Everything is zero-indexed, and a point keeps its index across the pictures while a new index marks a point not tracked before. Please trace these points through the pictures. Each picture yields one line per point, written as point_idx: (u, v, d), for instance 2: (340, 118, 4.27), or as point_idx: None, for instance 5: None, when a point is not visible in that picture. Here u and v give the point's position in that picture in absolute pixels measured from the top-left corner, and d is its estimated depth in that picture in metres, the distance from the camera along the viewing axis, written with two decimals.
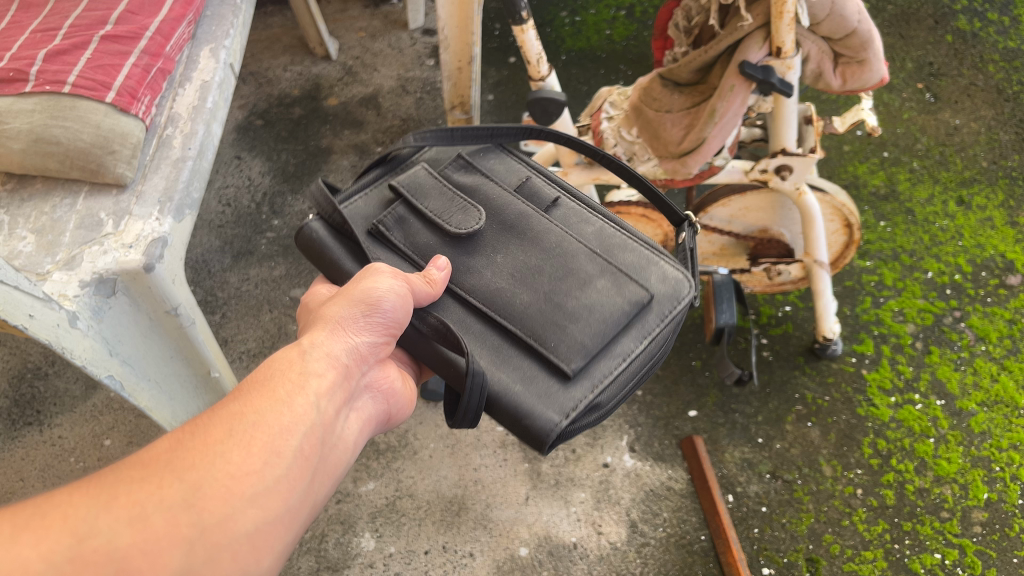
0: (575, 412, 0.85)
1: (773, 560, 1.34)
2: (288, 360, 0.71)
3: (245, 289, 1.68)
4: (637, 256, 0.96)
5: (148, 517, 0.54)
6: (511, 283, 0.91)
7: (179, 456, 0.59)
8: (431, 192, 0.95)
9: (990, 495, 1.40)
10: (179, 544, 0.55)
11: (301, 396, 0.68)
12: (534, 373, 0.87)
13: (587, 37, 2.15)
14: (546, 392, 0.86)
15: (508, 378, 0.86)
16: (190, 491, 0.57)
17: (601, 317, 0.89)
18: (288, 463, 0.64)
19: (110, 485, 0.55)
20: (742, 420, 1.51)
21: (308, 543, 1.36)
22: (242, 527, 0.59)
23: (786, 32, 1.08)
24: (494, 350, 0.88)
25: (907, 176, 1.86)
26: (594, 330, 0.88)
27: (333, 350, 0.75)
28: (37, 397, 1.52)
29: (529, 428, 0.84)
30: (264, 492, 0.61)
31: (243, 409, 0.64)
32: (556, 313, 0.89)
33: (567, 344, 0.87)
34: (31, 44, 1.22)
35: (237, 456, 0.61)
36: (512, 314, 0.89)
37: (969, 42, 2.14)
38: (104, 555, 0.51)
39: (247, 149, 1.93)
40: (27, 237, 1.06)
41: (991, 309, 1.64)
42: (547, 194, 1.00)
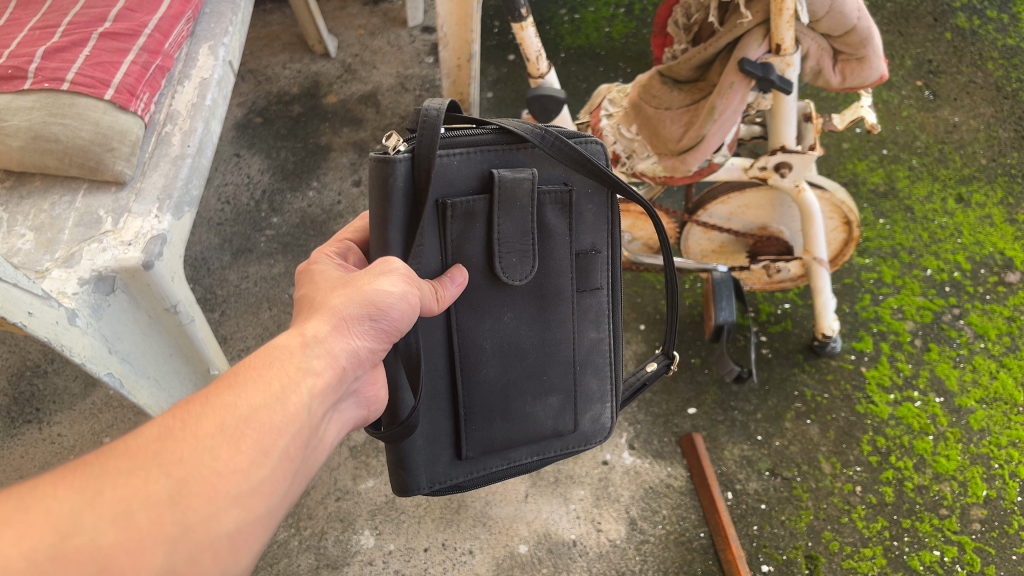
0: (437, 487, 0.93)
1: (773, 557, 1.34)
2: (286, 350, 0.68)
3: (244, 287, 1.68)
4: (598, 385, 0.98)
5: (132, 514, 0.52)
6: (494, 355, 0.88)
7: (167, 449, 0.57)
8: (513, 218, 0.82)
9: (989, 492, 1.40)
10: (161, 544, 0.52)
11: (295, 394, 0.65)
12: (441, 437, 0.91)
13: (586, 34, 2.15)
14: (435, 458, 0.92)
15: (418, 429, 0.89)
16: (176, 487, 0.55)
17: (523, 431, 0.93)
18: (275, 463, 0.62)
19: (93, 479, 0.53)
20: (742, 417, 1.51)
21: (308, 540, 1.36)
22: (225, 528, 0.56)
23: (786, 29, 1.08)
24: (432, 394, 0.88)
25: (907, 174, 1.86)
26: (508, 438, 0.93)
27: (334, 349, 0.71)
28: (37, 394, 1.52)
29: (400, 477, 0.91)
30: (249, 492, 0.59)
31: (235, 402, 0.62)
32: (501, 407, 0.91)
33: (480, 438, 0.92)
34: (29, 41, 1.22)
35: (225, 454, 0.58)
36: (474, 383, 0.88)
37: (968, 39, 2.14)
38: (86, 554, 0.50)
39: (246, 146, 1.93)
40: (26, 234, 1.06)
41: (990, 306, 1.64)
42: (598, 280, 0.92)
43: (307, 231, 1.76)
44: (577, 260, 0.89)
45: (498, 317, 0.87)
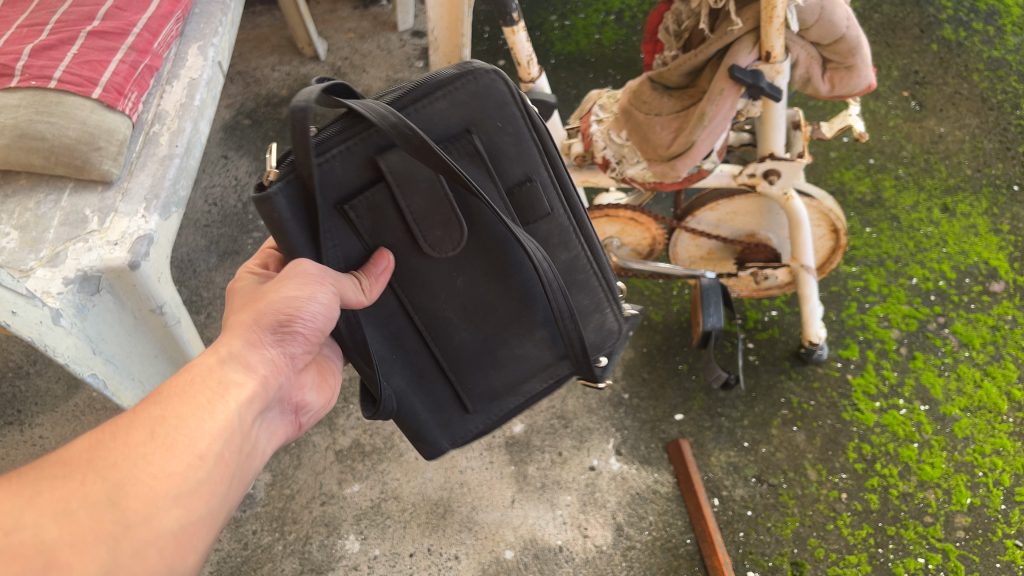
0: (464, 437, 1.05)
1: (758, 563, 1.34)
2: (204, 366, 0.70)
3: (230, 289, 1.67)
4: (590, 298, 0.98)
5: (73, 512, 0.54)
6: (460, 316, 0.90)
7: (101, 455, 0.58)
8: (421, 197, 0.78)
9: (973, 500, 1.41)
10: (104, 540, 0.54)
11: (221, 404, 0.68)
12: (444, 403, 1.00)
13: (576, 40, 2.15)
14: (447, 420, 1.02)
15: (418, 407, 0.99)
16: (114, 489, 0.57)
17: (513, 375, 1.00)
18: (212, 466, 0.64)
19: (31, 482, 0.55)
20: (728, 423, 1.51)
21: (293, 545, 1.35)
22: (167, 526, 0.58)
23: (775, 37, 1.09)
24: (417, 374, 0.95)
25: (893, 183, 1.88)
26: (507, 376, 0.99)
27: (250, 361, 0.73)
28: (18, 396, 1.50)
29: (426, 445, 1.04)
30: (188, 493, 0.61)
31: (164, 413, 0.64)
32: (489, 355, 0.96)
33: (479, 389, 0.99)
34: (16, 39, 1.21)
35: (160, 458, 0.60)
36: (449, 351, 0.94)
37: (954, 51, 2.16)
38: (32, 548, 0.51)
39: (234, 148, 1.92)
40: (9, 233, 1.05)
41: (974, 315, 1.65)
42: (545, 205, 0.87)
43: None
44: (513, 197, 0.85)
45: (448, 278, 0.87)
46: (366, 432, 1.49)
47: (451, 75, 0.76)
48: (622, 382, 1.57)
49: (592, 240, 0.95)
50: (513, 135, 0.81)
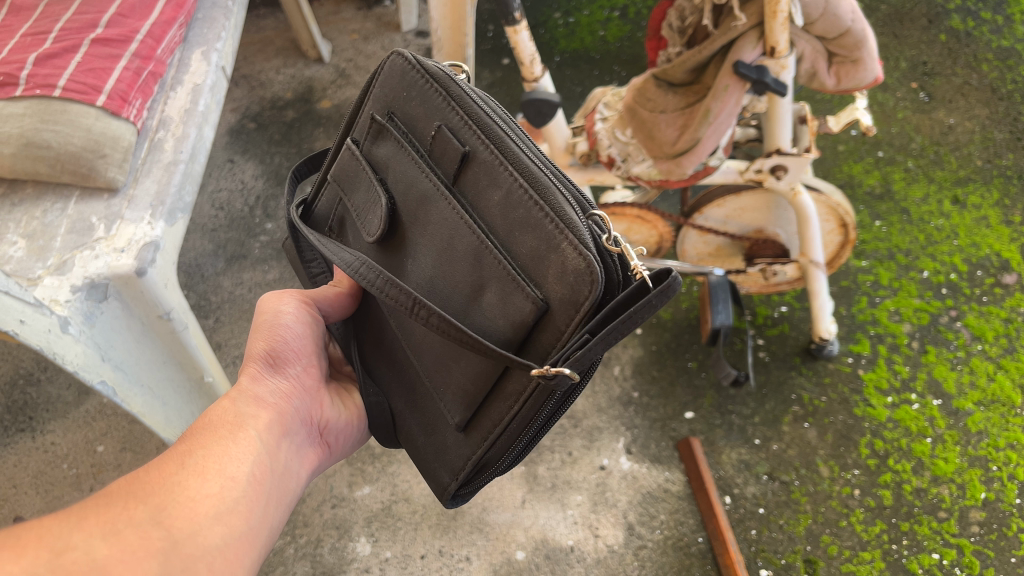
0: (461, 473, 0.82)
1: (771, 561, 1.33)
2: (220, 408, 0.77)
3: (238, 293, 1.67)
4: (539, 238, 0.69)
5: (120, 531, 0.58)
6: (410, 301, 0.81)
7: (139, 485, 0.63)
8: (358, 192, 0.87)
9: (987, 495, 1.40)
10: (155, 554, 0.58)
11: (241, 434, 0.74)
12: (436, 424, 0.85)
13: (581, 37, 2.14)
14: (444, 448, 0.83)
15: (416, 429, 0.88)
16: (156, 511, 0.61)
17: (480, 371, 0.75)
18: (245, 489, 0.68)
19: (78, 509, 0.58)
20: (739, 421, 1.50)
21: (304, 548, 1.35)
22: (212, 541, 0.62)
23: (780, 32, 1.08)
24: (408, 390, 0.88)
25: (902, 175, 1.86)
26: (472, 371, 0.76)
27: (257, 393, 0.80)
28: (30, 403, 1.51)
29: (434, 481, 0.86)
30: (227, 511, 0.65)
31: (191, 447, 0.69)
32: (445, 345, 0.78)
33: (449, 396, 0.79)
34: (20, 48, 1.21)
35: (195, 483, 0.65)
36: (418, 352, 0.82)
37: (963, 41, 2.14)
38: (85, 564, 0.54)
39: (240, 152, 1.93)
40: (17, 242, 1.05)
41: (987, 308, 1.64)
42: (458, 145, 0.75)
43: None
44: (432, 154, 0.79)
45: (399, 265, 0.81)
46: None
47: (371, 85, 0.90)
48: (632, 381, 1.56)
49: (537, 172, 0.71)
50: (419, 99, 0.81)
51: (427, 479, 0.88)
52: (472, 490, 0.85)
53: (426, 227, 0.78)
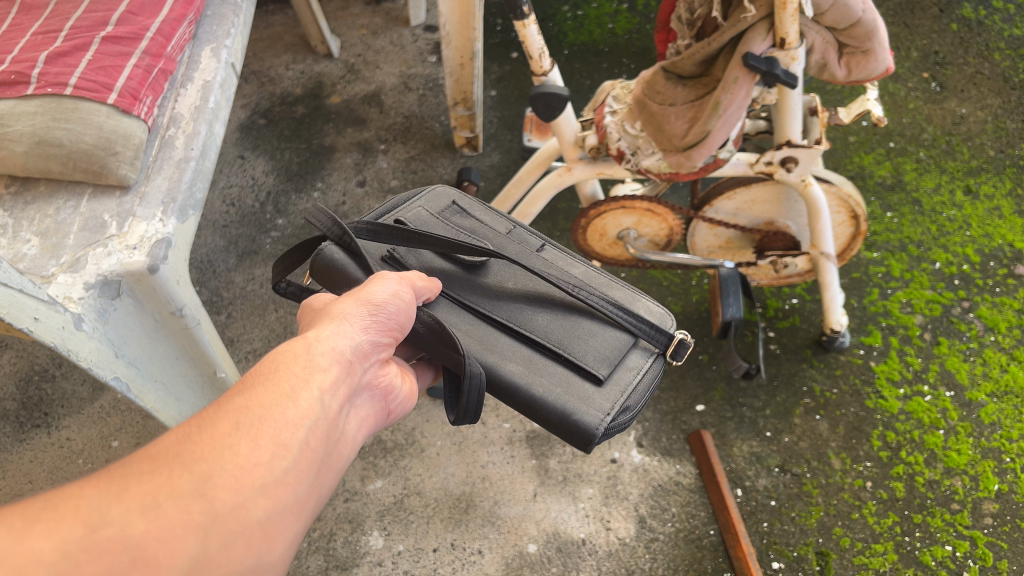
0: (612, 412, 0.87)
1: (783, 553, 1.33)
2: (292, 352, 0.64)
3: (250, 289, 1.68)
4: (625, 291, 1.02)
5: (160, 506, 0.49)
6: (530, 302, 0.94)
7: (187, 449, 0.53)
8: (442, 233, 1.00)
9: (1001, 486, 1.39)
10: (193, 531, 0.50)
11: (307, 390, 0.61)
12: (569, 378, 0.90)
13: (589, 30, 2.14)
14: (584, 395, 0.88)
15: (547, 383, 0.88)
16: (201, 481, 0.52)
17: (615, 343, 0.93)
18: (299, 454, 0.58)
19: (119, 477, 0.50)
20: (751, 414, 1.50)
21: (317, 542, 1.36)
22: (254, 516, 0.53)
23: (790, 23, 1.08)
24: (526, 361, 0.90)
25: (914, 166, 1.85)
26: (611, 342, 0.93)
27: (338, 344, 0.67)
28: (45, 399, 1.52)
29: (575, 425, 0.86)
30: (274, 483, 0.55)
31: (249, 403, 0.58)
32: (576, 328, 0.93)
33: (593, 354, 0.91)
34: (31, 47, 1.22)
35: (245, 449, 0.55)
36: (541, 333, 0.92)
37: (974, 30, 2.13)
38: (118, 545, 0.47)
39: (251, 148, 1.93)
40: (31, 240, 1.06)
41: (999, 299, 1.63)
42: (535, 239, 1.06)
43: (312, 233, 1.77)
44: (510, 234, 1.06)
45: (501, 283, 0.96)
46: (386, 428, 1.49)
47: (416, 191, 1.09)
48: None
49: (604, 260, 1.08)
50: (486, 207, 1.09)
51: (559, 437, 0.88)
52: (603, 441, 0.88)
53: (530, 265, 1.01)
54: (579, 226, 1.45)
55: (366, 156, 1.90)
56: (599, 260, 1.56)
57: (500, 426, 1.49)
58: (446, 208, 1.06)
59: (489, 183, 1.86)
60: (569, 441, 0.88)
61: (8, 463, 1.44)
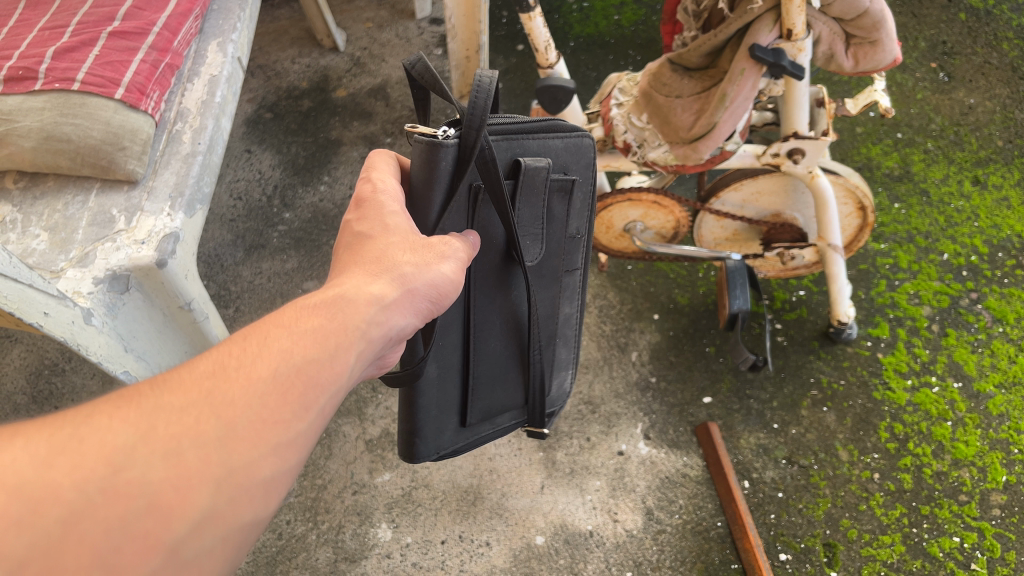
0: (442, 453, 0.97)
1: (790, 545, 1.34)
2: (345, 307, 0.61)
3: (257, 283, 1.69)
4: (558, 353, 1.06)
5: (183, 452, 0.47)
6: (503, 327, 0.93)
7: (220, 389, 0.51)
8: (525, 207, 0.84)
9: (1009, 478, 1.39)
10: (207, 483, 0.47)
11: (346, 351, 0.58)
12: (450, 407, 0.95)
13: (595, 22, 2.13)
14: (445, 428, 0.96)
15: (435, 402, 0.92)
16: (225, 430, 0.49)
17: (503, 398, 1.00)
18: (318, 420, 0.55)
19: (149, 412, 0.48)
20: (758, 406, 1.50)
21: (326, 534, 1.36)
22: (265, 477, 0.50)
23: (797, 14, 1.07)
24: (447, 369, 0.91)
25: (922, 157, 1.84)
26: (502, 398, 1.00)
27: (391, 321, 0.64)
28: (55, 393, 1.53)
29: (415, 444, 0.94)
30: (290, 445, 0.52)
31: (291, 350, 0.55)
32: (501, 373, 0.97)
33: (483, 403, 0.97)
34: (39, 42, 1.22)
35: (273, 403, 0.52)
36: (477, 356, 0.93)
37: (982, 19, 2.11)
38: (137, 490, 0.44)
39: (257, 142, 1.93)
40: (40, 235, 1.07)
41: (1008, 290, 1.62)
42: (575, 261, 1.00)
43: (319, 226, 1.77)
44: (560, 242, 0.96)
45: (506, 289, 0.90)
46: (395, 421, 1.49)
47: (554, 121, 0.87)
48: (649, 366, 1.56)
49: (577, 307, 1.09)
50: (579, 195, 0.94)
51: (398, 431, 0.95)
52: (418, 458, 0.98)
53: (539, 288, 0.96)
54: None
55: (372, 150, 1.90)
56: (606, 251, 1.56)
57: None
58: (559, 179, 0.88)
59: None
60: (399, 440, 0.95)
61: None
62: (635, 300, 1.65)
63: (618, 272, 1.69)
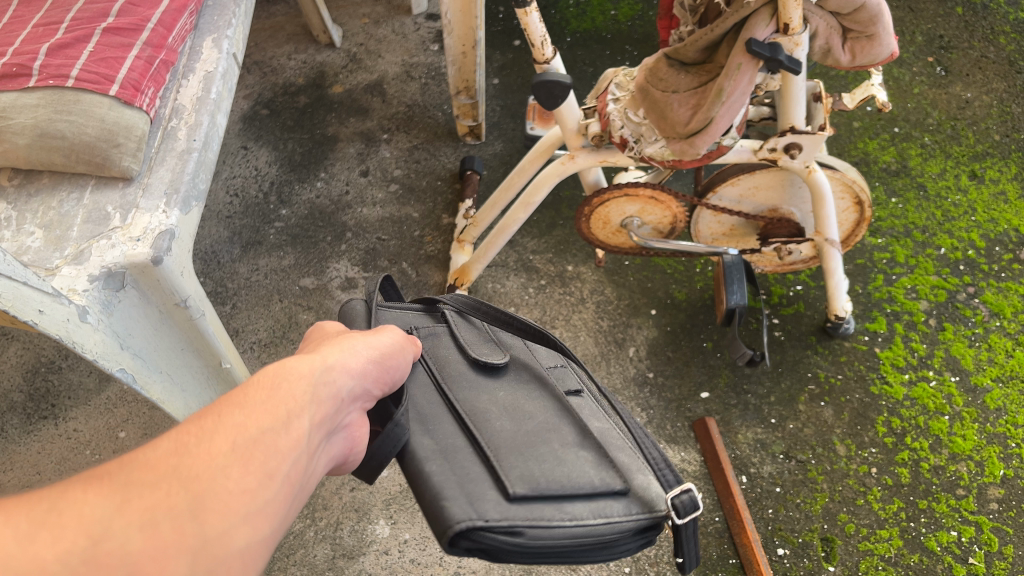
0: (493, 517, 0.65)
1: (788, 540, 1.34)
2: (295, 373, 0.61)
3: (254, 279, 1.68)
4: (630, 455, 0.78)
5: (157, 523, 0.47)
6: (498, 411, 0.80)
7: (185, 464, 0.51)
8: (468, 332, 0.90)
9: (1006, 471, 1.39)
10: (182, 553, 0.47)
11: (301, 418, 0.58)
12: (475, 477, 0.70)
13: (592, 17, 2.13)
14: (475, 492, 0.68)
15: (444, 469, 0.70)
16: (195, 501, 0.49)
17: (558, 474, 0.72)
18: (286, 485, 0.54)
19: (122, 485, 0.48)
20: (755, 401, 1.50)
21: (324, 531, 1.36)
22: (239, 544, 0.50)
23: (793, 8, 1.08)
24: (447, 447, 0.74)
25: (919, 151, 1.84)
26: (551, 471, 0.72)
27: (340, 383, 0.64)
28: (52, 390, 1.53)
29: (441, 508, 0.66)
30: (262, 510, 0.52)
31: (247, 423, 0.55)
32: (531, 448, 0.75)
33: (519, 471, 0.71)
34: (32, 39, 1.22)
35: (236, 473, 0.52)
36: (490, 435, 0.75)
37: (979, 13, 2.11)
38: (117, 559, 0.45)
39: (254, 138, 1.93)
40: (35, 232, 1.07)
41: (1005, 284, 1.62)
42: (575, 383, 0.88)
43: (316, 222, 1.77)
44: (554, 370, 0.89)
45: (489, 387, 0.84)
46: None
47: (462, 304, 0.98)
48: (647, 362, 1.56)
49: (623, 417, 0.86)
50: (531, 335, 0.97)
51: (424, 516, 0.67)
52: (470, 551, 0.66)
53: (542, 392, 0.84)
54: (583, 214, 1.44)
55: (368, 146, 1.90)
56: (602, 247, 1.55)
57: None
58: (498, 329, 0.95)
59: (493, 172, 1.86)
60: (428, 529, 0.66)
61: (16, 454, 1.45)
62: (632, 295, 1.65)
63: (616, 267, 1.69)
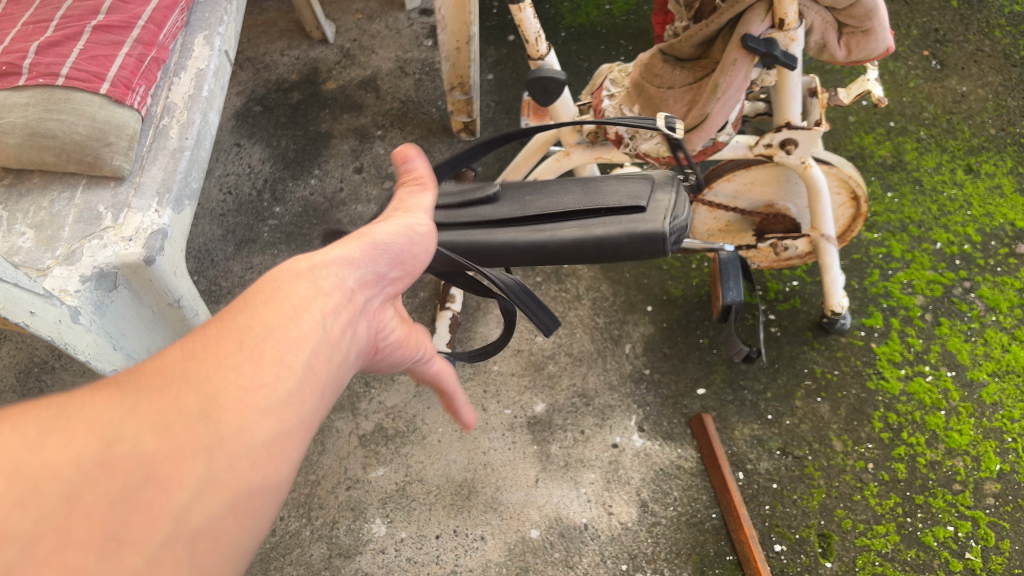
0: (669, 216, 0.93)
1: (786, 536, 1.34)
2: (295, 273, 0.57)
3: (248, 278, 1.68)
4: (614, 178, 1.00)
5: (170, 424, 0.44)
6: (545, 220, 0.96)
7: (191, 368, 0.47)
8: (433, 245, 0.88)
9: (1002, 466, 1.39)
10: (201, 451, 0.43)
11: (309, 312, 0.54)
12: (610, 225, 0.93)
13: (586, 12, 2.12)
14: (632, 220, 0.93)
15: (603, 233, 0.93)
16: (208, 400, 0.46)
17: (628, 200, 0.94)
18: (303, 377, 0.51)
19: (130, 394, 0.45)
20: (752, 397, 1.49)
21: (320, 530, 1.36)
22: (263, 437, 0.46)
23: (789, 3, 1.07)
24: (574, 235, 0.94)
25: (914, 145, 1.84)
26: (627, 194, 0.95)
27: (342, 272, 0.60)
28: (45, 391, 1.52)
29: (648, 236, 0.92)
30: (281, 402, 0.48)
31: (252, 321, 0.51)
32: (593, 198, 0.95)
33: (620, 196, 0.94)
34: (22, 37, 1.21)
35: (250, 367, 0.48)
36: (559, 231, 0.94)
37: (975, 6, 2.11)
38: (132, 460, 0.42)
39: (247, 135, 1.92)
40: (26, 233, 1.06)
41: (1001, 278, 1.62)
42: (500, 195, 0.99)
43: (310, 220, 1.76)
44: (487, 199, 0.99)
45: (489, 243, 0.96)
46: (388, 416, 1.48)
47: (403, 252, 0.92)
48: (643, 358, 1.55)
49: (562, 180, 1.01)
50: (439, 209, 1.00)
51: (634, 255, 0.94)
52: (675, 240, 0.95)
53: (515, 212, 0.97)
54: None
55: (362, 143, 1.89)
56: None
57: (501, 412, 1.48)
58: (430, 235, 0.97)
59: (488, 168, 1.86)
60: (645, 254, 0.93)
61: None
62: (628, 292, 1.64)
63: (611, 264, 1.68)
